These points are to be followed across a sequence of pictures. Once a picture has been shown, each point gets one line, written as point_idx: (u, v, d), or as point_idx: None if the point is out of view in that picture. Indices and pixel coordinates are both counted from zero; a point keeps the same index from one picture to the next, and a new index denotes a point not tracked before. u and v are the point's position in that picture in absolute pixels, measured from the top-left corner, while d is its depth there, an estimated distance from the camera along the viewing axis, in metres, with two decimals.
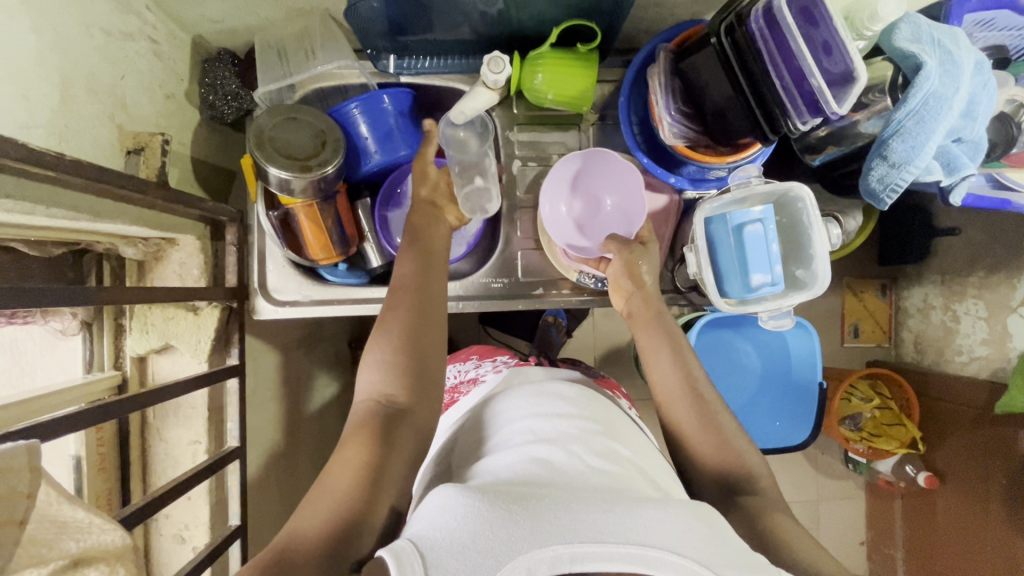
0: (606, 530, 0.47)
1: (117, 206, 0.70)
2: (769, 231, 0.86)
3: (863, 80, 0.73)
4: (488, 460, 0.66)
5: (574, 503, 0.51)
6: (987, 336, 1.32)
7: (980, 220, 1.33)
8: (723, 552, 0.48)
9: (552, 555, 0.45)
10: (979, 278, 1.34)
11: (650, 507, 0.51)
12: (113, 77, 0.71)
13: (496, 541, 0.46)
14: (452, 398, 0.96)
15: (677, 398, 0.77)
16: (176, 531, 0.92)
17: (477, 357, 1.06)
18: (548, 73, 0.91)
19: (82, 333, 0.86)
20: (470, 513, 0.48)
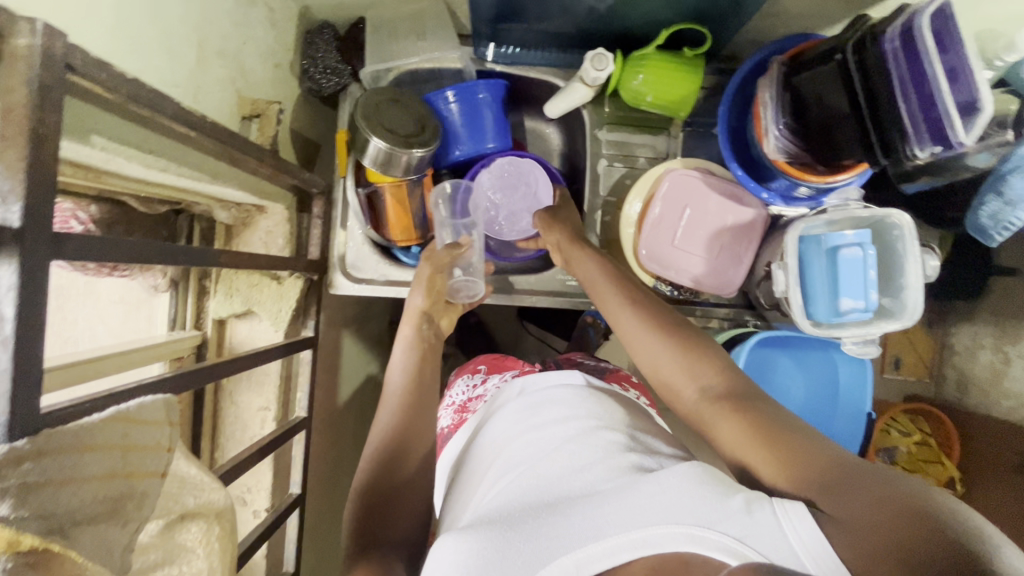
0: (603, 527, 0.49)
1: (230, 171, 0.71)
2: (869, 257, 0.84)
3: (989, 112, 0.68)
4: (488, 466, 0.67)
5: (568, 507, 0.53)
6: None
7: None
8: (722, 503, 0.48)
9: (557, 569, 0.47)
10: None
11: (641, 483, 0.52)
12: (238, 43, 0.71)
13: (499, 572, 0.47)
14: (462, 418, 0.87)
15: (659, 358, 0.69)
16: (239, 494, 0.93)
17: (486, 367, 0.94)
18: (651, 75, 0.89)
19: (170, 291, 0.87)
20: (468, 556, 0.49)
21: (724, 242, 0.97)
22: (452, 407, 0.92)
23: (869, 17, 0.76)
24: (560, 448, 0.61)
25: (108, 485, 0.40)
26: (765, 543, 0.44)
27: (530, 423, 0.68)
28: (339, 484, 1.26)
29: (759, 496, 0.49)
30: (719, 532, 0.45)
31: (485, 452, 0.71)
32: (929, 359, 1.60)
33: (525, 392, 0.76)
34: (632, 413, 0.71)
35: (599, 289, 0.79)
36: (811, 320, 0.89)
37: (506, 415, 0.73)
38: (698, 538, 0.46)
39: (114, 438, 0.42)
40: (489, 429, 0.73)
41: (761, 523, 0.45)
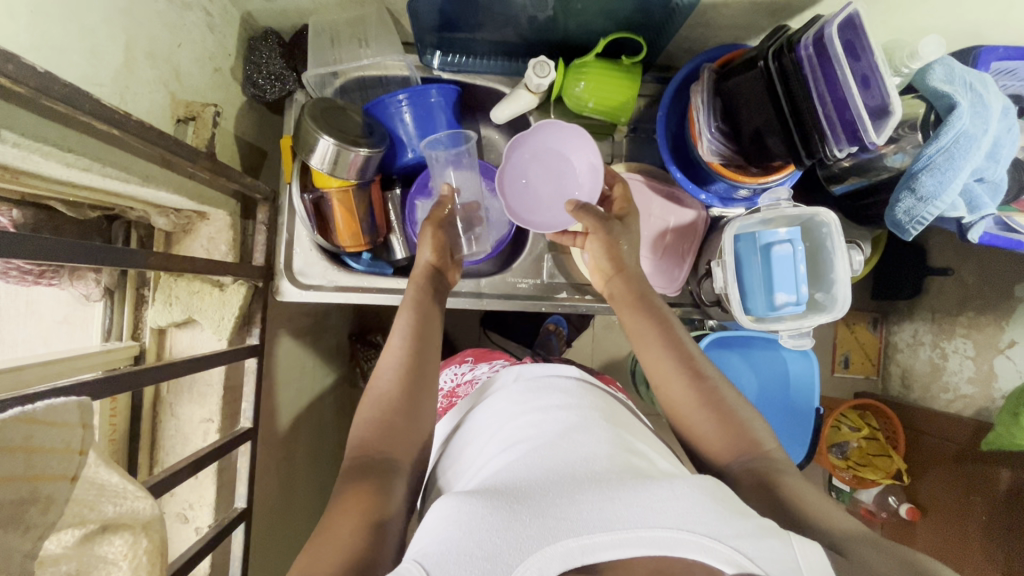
0: (613, 518, 0.48)
1: (164, 172, 0.70)
2: (797, 252, 0.89)
3: (898, 115, 0.74)
4: (484, 453, 0.67)
5: (577, 493, 0.52)
6: (974, 375, 1.37)
7: (973, 263, 1.38)
8: (733, 521, 0.49)
9: (563, 551, 0.46)
10: (968, 319, 1.39)
11: (651, 483, 0.52)
12: (171, 45, 0.71)
13: (503, 546, 0.46)
14: (450, 403, 0.93)
15: (693, 413, 0.72)
16: (180, 511, 0.90)
17: (473, 358, 1.01)
18: (591, 82, 0.93)
19: (104, 300, 0.84)
20: (473, 521, 0.48)
21: (667, 242, 1.02)
22: (441, 392, 0.98)
23: (786, 28, 0.81)
24: (567, 440, 0.61)
25: (7, 488, 0.38)
26: (771, 564, 0.46)
27: (533, 413, 0.68)
28: (291, 500, 1.22)
29: (771, 527, 0.51)
30: (730, 546, 0.47)
31: (480, 442, 0.70)
32: (874, 357, 1.68)
33: (531, 385, 0.75)
34: (625, 420, 0.73)
35: (650, 344, 0.78)
36: (750, 313, 0.93)
37: (506, 406, 0.73)
38: (705, 547, 0.47)
39: (17, 439, 0.40)
40: (493, 420, 0.72)
41: (770, 549, 0.47)
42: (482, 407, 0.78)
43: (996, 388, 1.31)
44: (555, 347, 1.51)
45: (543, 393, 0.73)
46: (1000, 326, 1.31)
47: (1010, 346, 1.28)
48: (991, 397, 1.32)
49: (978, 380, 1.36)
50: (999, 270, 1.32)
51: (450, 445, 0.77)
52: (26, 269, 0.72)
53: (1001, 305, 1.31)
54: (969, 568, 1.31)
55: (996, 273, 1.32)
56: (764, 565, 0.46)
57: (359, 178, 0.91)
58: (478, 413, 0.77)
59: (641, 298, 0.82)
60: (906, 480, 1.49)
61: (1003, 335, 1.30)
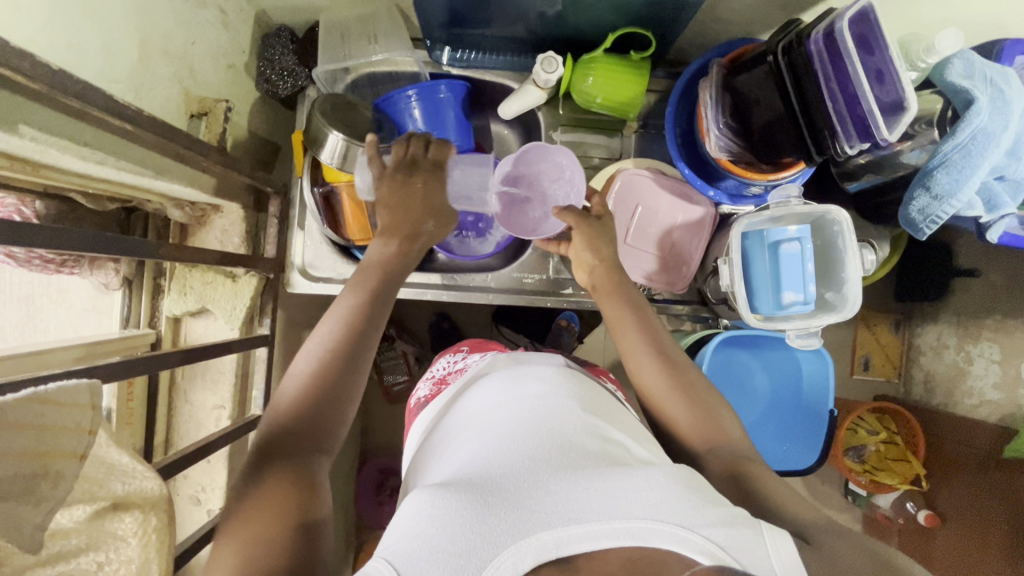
0: (588, 509, 0.49)
1: (177, 166, 0.72)
2: (806, 251, 0.87)
3: (913, 110, 0.72)
4: (461, 438, 0.67)
5: (553, 483, 0.53)
6: (1000, 380, 1.33)
7: (1001, 265, 1.33)
8: (706, 509, 0.50)
9: (536, 543, 0.47)
10: (995, 321, 1.35)
11: (625, 472, 0.53)
12: (185, 42, 0.73)
13: (477, 540, 0.47)
14: (439, 389, 0.92)
15: (664, 399, 0.72)
16: (193, 493, 0.93)
17: (468, 348, 1.03)
18: (600, 77, 0.92)
19: (123, 289, 0.88)
20: (445, 515, 0.49)
21: (675, 239, 1.01)
22: (432, 379, 0.98)
23: (797, 21, 0.79)
24: (541, 429, 0.62)
25: (20, 463, 0.41)
26: (740, 553, 0.47)
27: (511, 399, 0.68)
28: None
29: (742, 515, 0.51)
30: (699, 535, 0.47)
31: (457, 427, 0.71)
32: (896, 359, 1.64)
33: (511, 370, 0.76)
34: (605, 404, 0.73)
35: (628, 331, 0.77)
36: (756, 313, 0.92)
37: (485, 392, 0.73)
38: (679, 538, 0.48)
39: (28, 418, 0.42)
40: (471, 406, 0.73)
41: (741, 538, 0.48)
42: (464, 396, 0.78)
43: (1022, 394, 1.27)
44: (567, 343, 1.52)
45: (521, 379, 0.73)
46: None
47: None
48: (1016, 403, 1.28)
49: (1004, 386, 1.32)
50: None
51: (431, 430, 0.78)
52: (49, 258, 0.75)
53: None
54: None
55: None
56: (734, 554, 0.47)
57: None
58: (461, 400, 0.77)
59: (619, 285, 0.81)
60: (925, 486, 1.46)
61: None
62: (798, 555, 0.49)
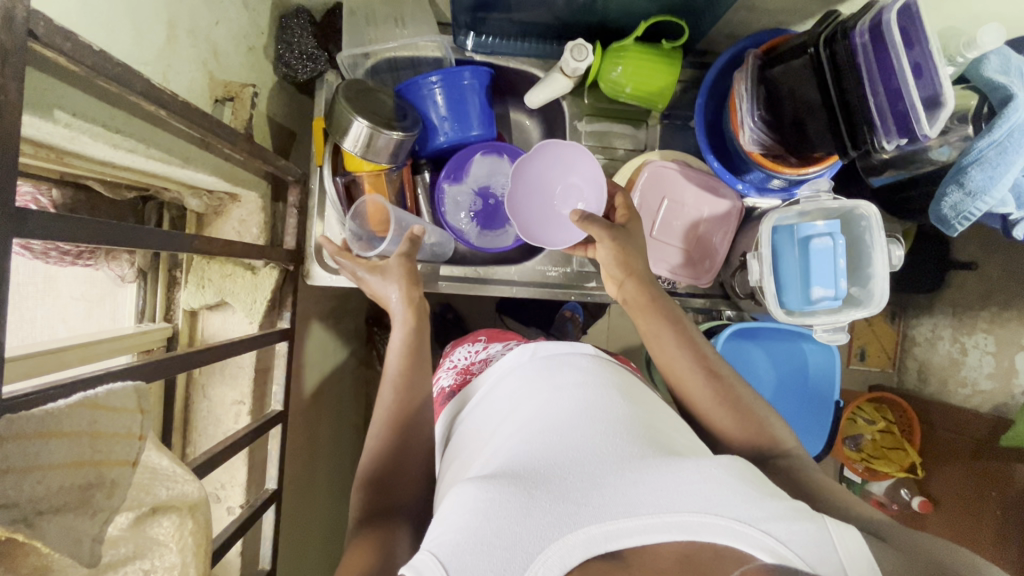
0: (638, 502, 0.51)
1: (203, 153, 0.68)
2: (838, 247, 0.85)
3: (951, 106, 0.73)
4: (501, 427, 0.68)
5: (600, 477, 0.54)
6: (994, 370, 1.36)
7: (998, 258, 1.37)
8: (763, 503, 0.51)
9: (584, 538, 0.48)
10: (990, 314, 1.38)
11: (676, 466, 0.54)
12: (210, 23, 0.69)
13: (525, 536, 0.49)
14: (464, 380, 0.94)
15: (720, 415, 0.75)
16: (213, 490, 0.90)
17: (486, 338, 1.02)
18: (630, 67, 0.90)
19: (138, 281, 0.84)
20: (490, 508, 0.50)
21: (700, 233, 1.00)
22: (454, 369, 0.99)
23: (837, 12, 0.78)
24: (586, 416, 0.63)
25: (76, 474, 0.39)
26: (803, 546, 0.48)
27: (549, 388, 0.69)
28: (314, 480, 1.24)
29: (804, 510, 0.52)
30: (758, 530, 0.49)
31: (494, 415, 0.72)
32: (892, 351, 1.67)
33: (552, 358, 0.77)
34: (642, 390, 0.74)
35: (668, 348, 0.80)
36: (783, 309, 0.91)
37: (525, 380, 0.74)
38: (736, 532, 0.49)
39: (83, 424, 0.41)
40: (511, 393, 0.74)
41: (804, 532, 0.49)
42: (501, 380, 0.79)
43: (1016, 384, 1.30)
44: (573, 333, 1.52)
45: (560, 368, 0.73)
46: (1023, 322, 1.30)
47: None
48: (1010, 393, 1.32)
49: (998, 376, 1.35)
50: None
51: (469, 417, 0.80)
52: (65, 250, 0.72)
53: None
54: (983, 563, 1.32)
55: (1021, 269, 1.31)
56: (796, 549, 0.48)
57: (393, 162, 0.91)
58: (498, 386, 0.79)
59: (652, 299, 0.83)
60: (920, 474, 1.49)
61: None
62: (865, 545, 0.50)
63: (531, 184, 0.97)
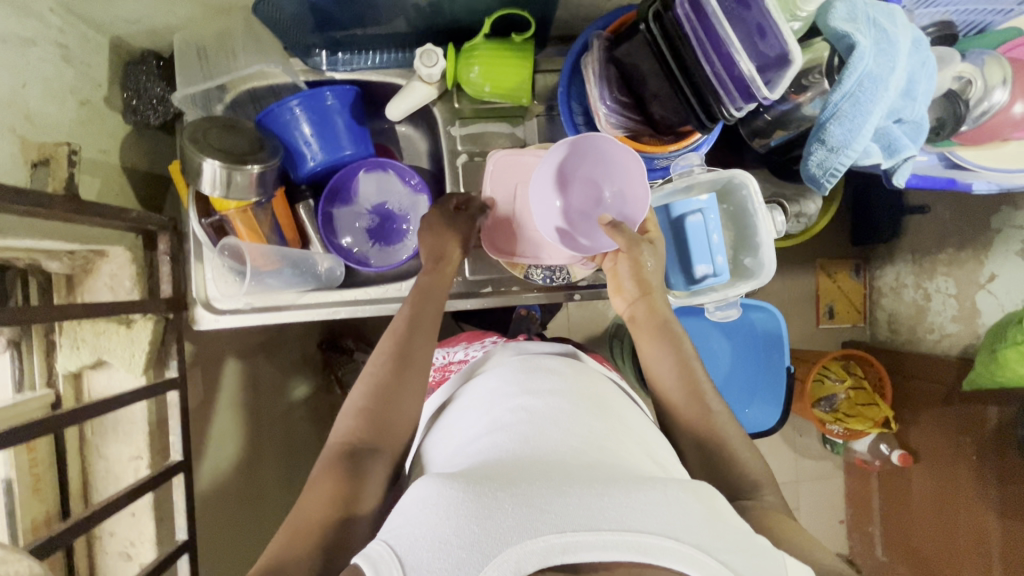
0: (602, 514, 0.47)
1: (22, 221, 0.70)
2: (710, 221, 0.86)
3: (797, 63, 0.70)
4: (475, 437, 0.65)
5: (567, 484, 0.51)
6: (958, 314, 1.32)
7: (949, 198, 1.33)
8: (724, 533, 0.48)
9: (543, 546, 0.45)
10: (948, 255, 1.34)
11: (646, 484, 0.51)
12: (13, 86, 0.68)
13: (483, 535, 0.45)
14: (444, 376, 0.92)
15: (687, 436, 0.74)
16: (122, 549, 0.90)
17: (465, 341, 1.02)
18: (484, 66, 0.88)
19: (10, 351, 0.83)
20: (451, 504, 0.48)
21: None
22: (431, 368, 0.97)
23: None
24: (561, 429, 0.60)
25: None
26: None
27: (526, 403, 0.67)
28: (262, 518, 1.22)
29: (764, 547, 0.50)
30: (716, 560, 0.45)
31: (469, 420, 0.69)
32: (859, 304, 1.63)
33: (530, 374, 0.74)
34: (615, 406, 0.72)
35: (664, 373, 0.78)
36: (672, 292, 0.91)
37: (501, 391, 0.71)
38: (694, 560, 0.45)
39: None
40: (485, 402, 0.71)
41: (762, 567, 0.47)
42: (477, 386, 0.77)
43: (980, 324, 1.26)
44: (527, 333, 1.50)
45: (534, 383, 0.72)
46: (979, 260, 1.27)
47: (991, 280, 1.24)
48: (975, 334, 1.27)
49: (962, 318, 1.31)
50: (979, 208, 1.27)
51: (442, 420, 0.77)
52: None
53: (978, 239, 1.27)
54: (968, 511, 1.28)
55: (977, 209, 1.28)
56: None
57: (260, 194, 0.89)
58: (473, 390, 0.76)
59: (658, 320, 0.81)
60: (894, 427, 1.45)
61: (983, 269, 1.26)
62: None
63: (590, 175, 0.89)
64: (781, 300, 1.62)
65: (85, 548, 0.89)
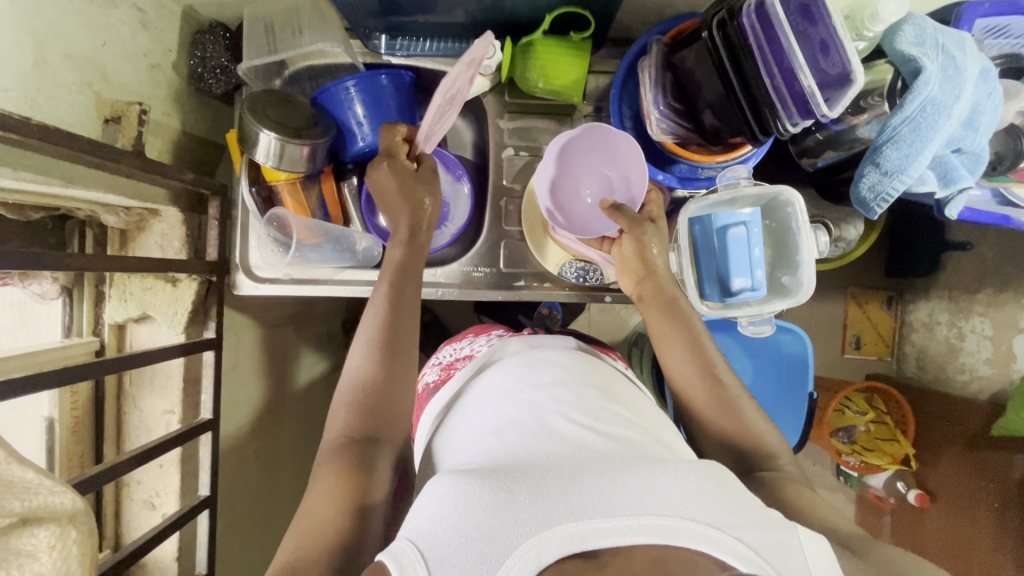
0: (616, 503, 0.49)
1: (91, 171, 0.72)
2: (752, 235, 0.86)
3: (859, 83, 0.70)
4: (485, 427, 0.66)
5: (579, 477, 0.53)
6: (992, 356, 1.29)
7: (992, 237, 1.29)
8: (738, 511, 0.49)
9: (561, 535, 0.46)
10: (987, 296, 1.31)
11: (656, 469, 0.53)
12: (94, 44, 0.72)
13: (501, 528, 0.47)
14: (448, 374, 0.90)
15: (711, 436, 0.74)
16: (147, 498, 0.93)
17: (472, 334, 1.01)
18: (539, 61, 0.89)
19: (62, 298, 0.87)
20: (468, 501, 0.49)
21: None
22: (439, 365, 0.96)
23: None
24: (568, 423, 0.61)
25: None
26: (774, 555, 0.46)
27: (535, 393, 0.69)
28: (275, 486, 1.25)
29: (777, 519, 0.51)
30: (732, 536, 0.46)
31: (479, 410, 0.71)
32: (888, 337, 1.59)
33: (538, 362, 0.76)
34: (624, 394, 0.73)
35: (678, 355, 0.80)
36: (705, 301, 0.91)
37: (510, 382, 0.73)
38: (711, 538, 0.46)
39: None
40: (494, 392, 0.72)
41: (777, 540, 0.48)
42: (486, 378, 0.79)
43: (1015, 369, 1.23)
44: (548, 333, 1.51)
45: (542, 374, 0.73)
46: (1020, 303, 1.23)
47: None
48: (1008, 379, 1.25)
49: (996, 361, 1.28)
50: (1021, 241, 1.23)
51: (449, 412, 0.78)
52: None
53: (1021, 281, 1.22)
54: (979, 559, 1.25)
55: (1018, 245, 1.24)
56: (768, 558, 0.46)
57: (309, 169, 0.91)
58: (482, 381, 0.78)
59: (665, 297, 0.84)
60: (914, 466, 1.42)
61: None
62: (833, 558, 0.48)
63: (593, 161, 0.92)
64: (808, 324, 1.59)
65: (113, 493, 0.92)
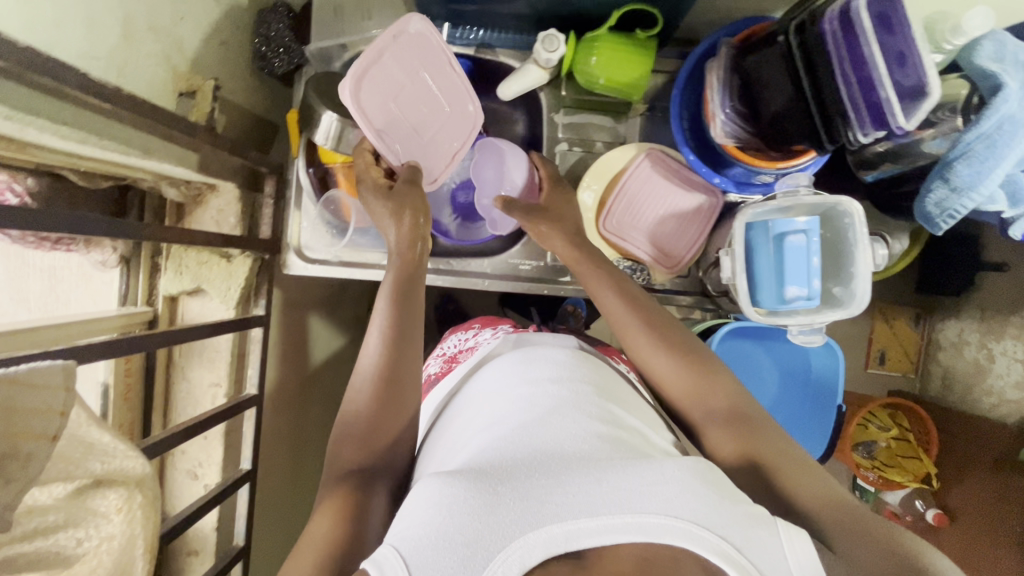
0: (599, 502, 0.49)
1: (164, 144, 0.73)
2: (812, 244, 0.85)
3: (935, 97, 0.68)
4: (473, 425, 0.65)
5: (563, 473, 0.52)
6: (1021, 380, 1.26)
7: None
8: (724, 509, 0.49)
9: (546, 537, 0.46)
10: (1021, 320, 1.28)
11: (639, 465, 0.52)
12: (173, 18, 0.72)
13: (485, 533, 0.46)
14: (450, 366, 0.92)
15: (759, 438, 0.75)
16: (190, 468, 0.95)
17: (478, 323, 1.01)
18: (603, 57, 0.88)
19: (119, 267, 0.88)
20: (453, 504, 0.48)
21: (670, 228, 0.97)
22: (442, 356, 0.98)
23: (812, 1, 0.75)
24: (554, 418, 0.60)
25: None
26: (758, 555, 0.47)
27: (523, 386, 0.67)
28: (303, 463, 1.27)
29: (761, 515, 0.51)
30: (716, 534, 0.47)
31: (471, 408, 0.70)
32: (913, 353, 1.57)
33: (527, 356, 0.74)
34: (620, 391, 0.71)
35: (649, 354, 0.74)
36: (756, 308, 0.90)
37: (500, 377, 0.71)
38: (693, 535, 0.47)
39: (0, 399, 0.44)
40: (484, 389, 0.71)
41: (760, 540, 0.48)
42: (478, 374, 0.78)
43: None
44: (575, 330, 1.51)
45: (530, 368, 0.71)
46: None
47: None
48: None
49: None
50: None
51: (445, 410, 0.77)
52: (44, 237, 0.76)
53: None
54: None
55: None
56: (750, 556, 0.47)
57: None
58: (475, 379, 0.77)
59: (618, 291, 0.79)
60: (936, 485, 1.40)
61: None
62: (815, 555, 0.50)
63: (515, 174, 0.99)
64: (836, 337, 1.58)
65: (158, 460, 0.94)
